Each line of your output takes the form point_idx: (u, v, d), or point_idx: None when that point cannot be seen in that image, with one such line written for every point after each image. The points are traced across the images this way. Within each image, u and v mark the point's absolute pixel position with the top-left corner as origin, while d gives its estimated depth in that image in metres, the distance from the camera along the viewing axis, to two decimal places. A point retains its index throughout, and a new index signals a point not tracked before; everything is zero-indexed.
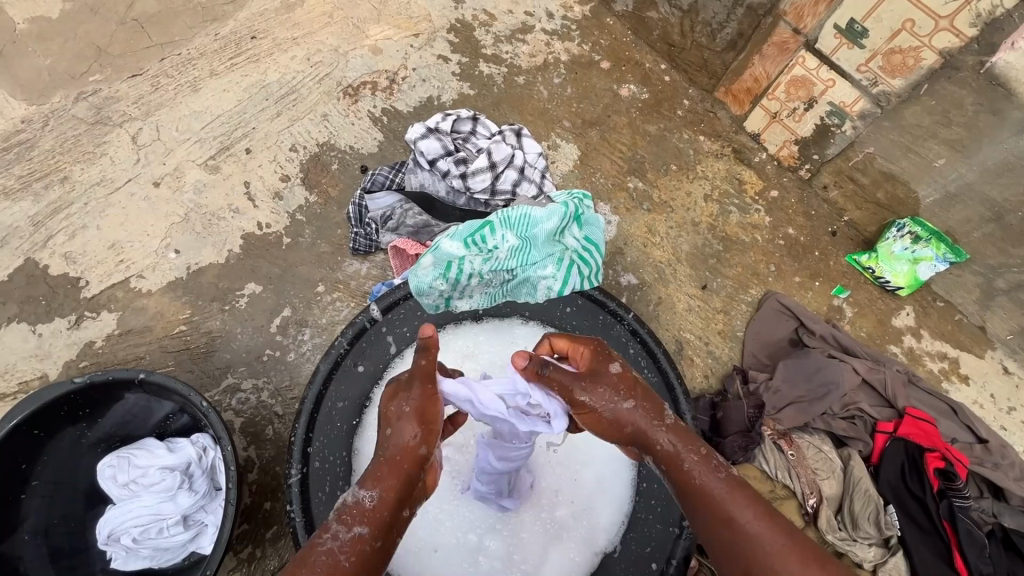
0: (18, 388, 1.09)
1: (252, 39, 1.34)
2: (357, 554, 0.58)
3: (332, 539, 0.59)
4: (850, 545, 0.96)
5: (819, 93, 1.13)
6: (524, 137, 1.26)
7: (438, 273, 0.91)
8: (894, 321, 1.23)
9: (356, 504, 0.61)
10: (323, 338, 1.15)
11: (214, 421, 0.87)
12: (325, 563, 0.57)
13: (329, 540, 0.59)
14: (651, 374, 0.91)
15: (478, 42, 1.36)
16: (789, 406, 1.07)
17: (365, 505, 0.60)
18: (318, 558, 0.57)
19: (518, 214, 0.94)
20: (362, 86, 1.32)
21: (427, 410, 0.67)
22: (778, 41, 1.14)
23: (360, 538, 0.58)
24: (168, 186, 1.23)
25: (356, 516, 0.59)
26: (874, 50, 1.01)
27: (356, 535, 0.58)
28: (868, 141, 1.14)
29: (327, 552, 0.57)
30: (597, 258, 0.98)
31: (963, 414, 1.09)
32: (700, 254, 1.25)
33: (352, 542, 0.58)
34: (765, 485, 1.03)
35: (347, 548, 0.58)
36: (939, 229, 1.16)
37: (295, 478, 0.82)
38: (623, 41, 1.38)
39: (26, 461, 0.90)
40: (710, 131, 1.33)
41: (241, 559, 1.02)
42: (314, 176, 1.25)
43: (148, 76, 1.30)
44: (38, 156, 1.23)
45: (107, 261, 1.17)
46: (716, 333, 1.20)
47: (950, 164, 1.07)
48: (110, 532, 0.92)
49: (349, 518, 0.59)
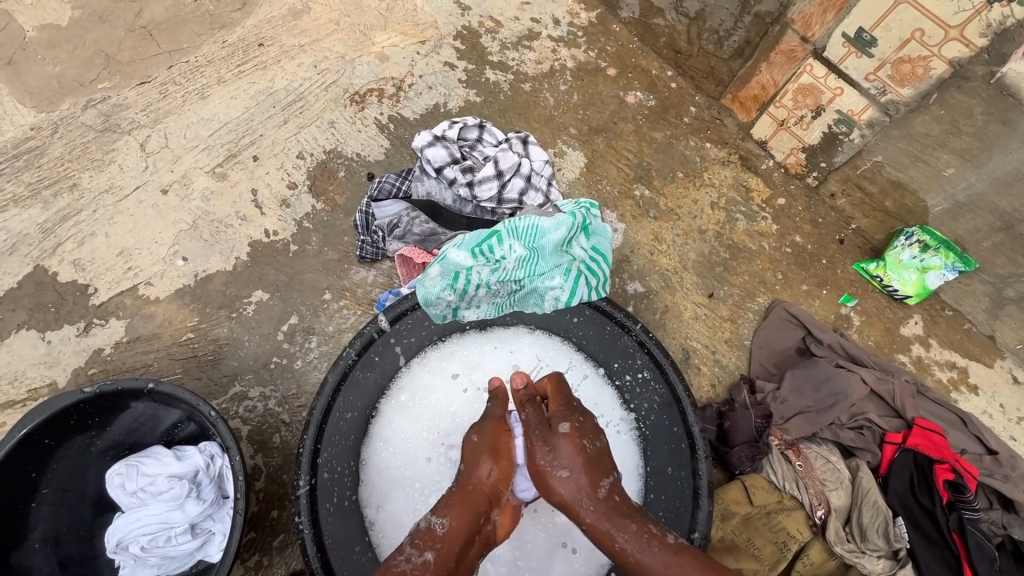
0: (26, 395, 1.10)
1: (260, 46, 1.34)
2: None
3: (407, 563, 0.63)
4: (859, 557, 0.96)
5: (827, 101, 1.13)
6: (531, 145, 1.26)
7: (446, 283, 0.92)
8: (902, 330, 1.22)
9: (427, 532, 0.67)
10: (329, 346, 1.15)
11: (222, 430, 0.87)
12: None
13: (403, 562, 0.63)
14: (659, 385, 0.91)
15: (485, 49, 1.36)
16: (796, 416, 1.07)
17: (436, 532, 0.67)
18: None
19: (526, 225, 0.95)
20: (368, 93, 1.32)
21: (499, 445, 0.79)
22: (786, 49, 1.14)
23: (428, 564, 0.63)
24: (176, 193, 1.24)
25: (429, 541, 0.66)
26: (883, 58, 1.01)
27: (426, 559, 0.63)
28: (876, 150, 1.14)
29: (401, 571, 0.62)
30: (604, 268, 0.99)
31: (972, 426, 1.09)
32: (707, 262, 1.25)
33: (422, 566, 0.62)
34: (772, 496, 1.01)
35: (420, 568, 0.62)
36: (948, 238, 1.15)
37: (304, 489, 0.81)
38: (629, 47, 1.38)
39: (36, 470, 0.91)
40: (716, 138, 1.33)
41: (249, 567, 1.02)
42: (321, 184, 1.25)
43: (156, 83, 1.30)
44: (48, 163, 1.23)
45: (115, 268, 1.18)
46: (722, 342, 1.20)
47: (959, 173, 1.06)
48: (119, 540, 0.92)
49: (423, 544, 0.65)
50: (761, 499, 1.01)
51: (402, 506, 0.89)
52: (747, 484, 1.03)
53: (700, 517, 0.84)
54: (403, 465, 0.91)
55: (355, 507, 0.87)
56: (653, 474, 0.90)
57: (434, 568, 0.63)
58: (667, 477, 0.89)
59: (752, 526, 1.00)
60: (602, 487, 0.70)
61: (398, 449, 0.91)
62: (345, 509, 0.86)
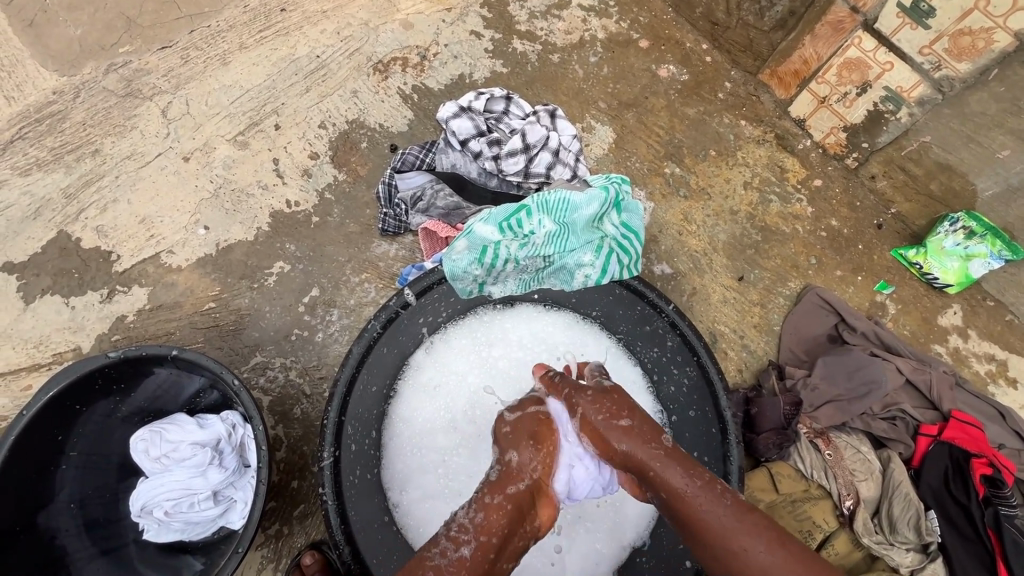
0: (51, 359, 1.10)
1: (282, 12, 1.30)
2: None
3: (442, 556, 0.57)
4: (887, 549, 0.93)
5: (875, 76, 1.07)
6: (559, 118, 1.22)
7: (473, 258, 0.89)
8: (940, 319, 1.18)
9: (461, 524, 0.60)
10: (351, 320, 1.14)
11: (245, 400, 0.87)
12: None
13: (437, 556, 0.57)
14: (691, 369, 0.87)
15: (513, 18, 1.31)
16: (827, 404, 1.04)
17: (470, 524, 0.60)
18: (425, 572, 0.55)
19: (557, 199, 0.90)
20: (392, 62, 1.29)
21: (540, 431, 0.70)
22: (833, 20, 1.07)
23: (464, 561, 0.56)
24: (197, 161, 1.22)
25: (463, 533, 0.59)
26: (940, 30, 0.95)
27: (461, 556, 0.57)
28: (925, 130, 1.08)
29: (436, 569, 0.55)
30: (637, 247, 0.95)
31: (1012, 420, 1.05)
32: (738, 245, 1.21)
33: (458, 562, 0.56)
34: (799, 485, 0.99)
35: (455, 565, 0.56)
36: (996, 225, 1.10)
37: (327, 461, 0.80)
38: (663, 18, 1.32)
39: (62, 433, 0.91)
40: (752, 115, 1.28)
41: (269, 535, 1.03)
42: (343, 155, 1.23)
43: (177, 49, 1.28)
44: (70, 128, 1.22)
45: (138, 235, 1.17)
46: (751, 326, 1.17)
47: (1014, 156, 1.01)
48: (142, 505, 0.92)
49: (457, 537, 0.59)
50: (786, 488, 0.99)
51: (424, 485, 0.88)
52: (773, 471, 1.01)
53: None
54: (426, 444, 0.90)
55: (376, 482, 0.87)
56: None
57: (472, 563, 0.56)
58: None
59: (776, 513, 0.98)
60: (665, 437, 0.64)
61: (420, 428, 0.91)
62: (367, 484, 0.85)
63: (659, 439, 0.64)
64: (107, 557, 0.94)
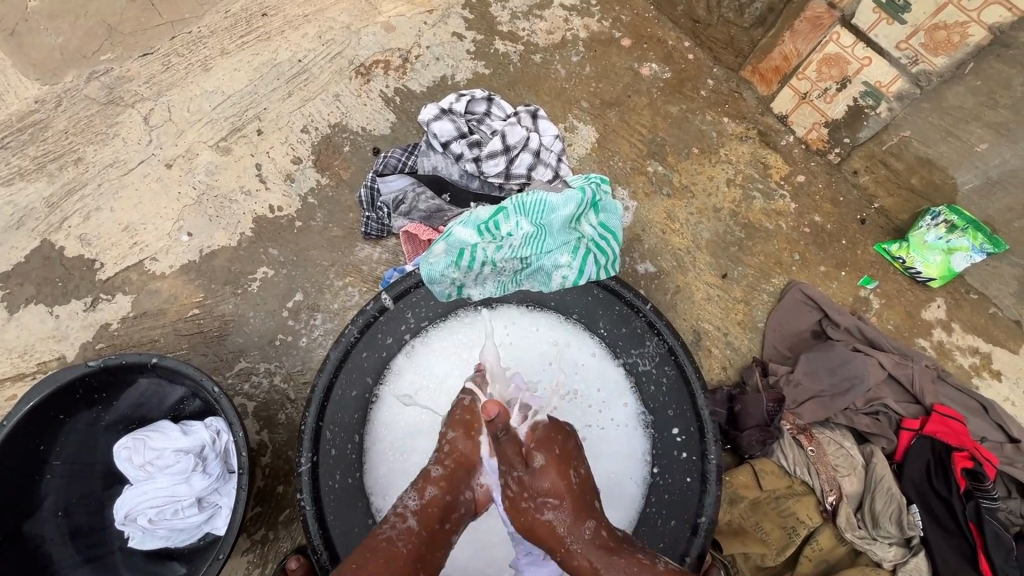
0: (36, 369, 1.11)
1: (263, 16, 1.30)
2: (411, 543, 0.69)
3: (391, 529, 0.69)
4: (869, 544, 0.94)
5: (854, 71, 1.07)
6: (540, 119, 1.22)
7: (450, 262, 0.89)
8: (923, 313, 1.18)
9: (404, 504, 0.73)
10: (335, 323, 1.15)
11: (225, 406, 0.87)
12: (387, 547, 0.67)
13: (387, 527, 0.70)
14: (670, 368, 0.87)
15: (495, 19, 1.31)
16: (811, 400, 1.04)
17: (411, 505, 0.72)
18: (379, 543, 0.68)
19: (534, 200, 0.91)
20: (374, 65, 1.29)
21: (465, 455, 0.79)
22: (811, 16, 1.07)
23: (412, 530, 0.70)
24: (180, 167, 1.22)
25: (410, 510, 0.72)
26: (915, 25, 0.95)
27: (410, 526, 0.70)
28: (904, 124, 1.08)
29: (387, 539, 0.68)
30: (614, 247, 0.95)
31: (994, 412, 1.05)
32: (721, 242, 1.21)
33: (406, 532, 0.69)
34: (782, 481, 0.99)
35: (404, 536, 0.69)
36: (977, 219, 1.10)
37: (306, 466, 0.81)
38: (646, 16, 1.32)
39: (44, 443, 0.91)
40: (734, 112, 1.28)
41: (255, 540, 1.03)
42: (326, 159, 1.23)
43: (159, 55, 1.28)
44: (52, 137, 1.22)
45: (121, 243, 1.17)
46: (735, 324, 1.17)
47: (992, 149, 1.01)
48: (127, 512, 0.93)
49: (403, 512, 0.71)
50: (770, 484, 0.99)
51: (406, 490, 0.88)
52: (756, 468, 1.01)
53: (707, 501, 0.81)
54: (408, 447, 0.90)
55: (358, 486, 0.87)
56: (660, 457, 0.89)
57: (417, 532, 0.70)
58: (673, 460, 0.87)
59: (760, 510, 0.98)
60: (587, 526, 0.70)
61: (401, 432, 0.91)
62: (349, 488, 0.85)
63: (585, 506, 0.72)
64: (92, 565, 0.94)
